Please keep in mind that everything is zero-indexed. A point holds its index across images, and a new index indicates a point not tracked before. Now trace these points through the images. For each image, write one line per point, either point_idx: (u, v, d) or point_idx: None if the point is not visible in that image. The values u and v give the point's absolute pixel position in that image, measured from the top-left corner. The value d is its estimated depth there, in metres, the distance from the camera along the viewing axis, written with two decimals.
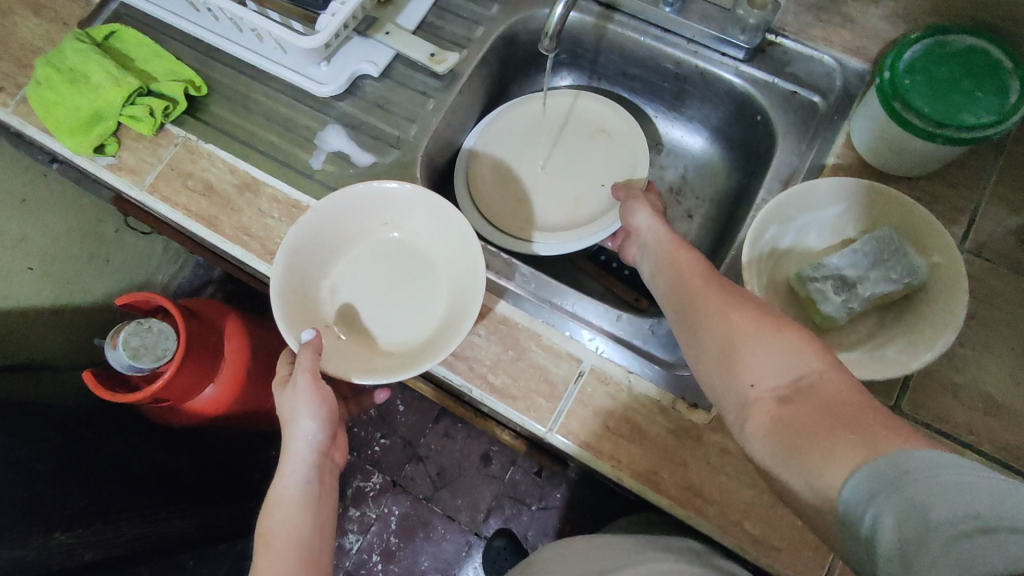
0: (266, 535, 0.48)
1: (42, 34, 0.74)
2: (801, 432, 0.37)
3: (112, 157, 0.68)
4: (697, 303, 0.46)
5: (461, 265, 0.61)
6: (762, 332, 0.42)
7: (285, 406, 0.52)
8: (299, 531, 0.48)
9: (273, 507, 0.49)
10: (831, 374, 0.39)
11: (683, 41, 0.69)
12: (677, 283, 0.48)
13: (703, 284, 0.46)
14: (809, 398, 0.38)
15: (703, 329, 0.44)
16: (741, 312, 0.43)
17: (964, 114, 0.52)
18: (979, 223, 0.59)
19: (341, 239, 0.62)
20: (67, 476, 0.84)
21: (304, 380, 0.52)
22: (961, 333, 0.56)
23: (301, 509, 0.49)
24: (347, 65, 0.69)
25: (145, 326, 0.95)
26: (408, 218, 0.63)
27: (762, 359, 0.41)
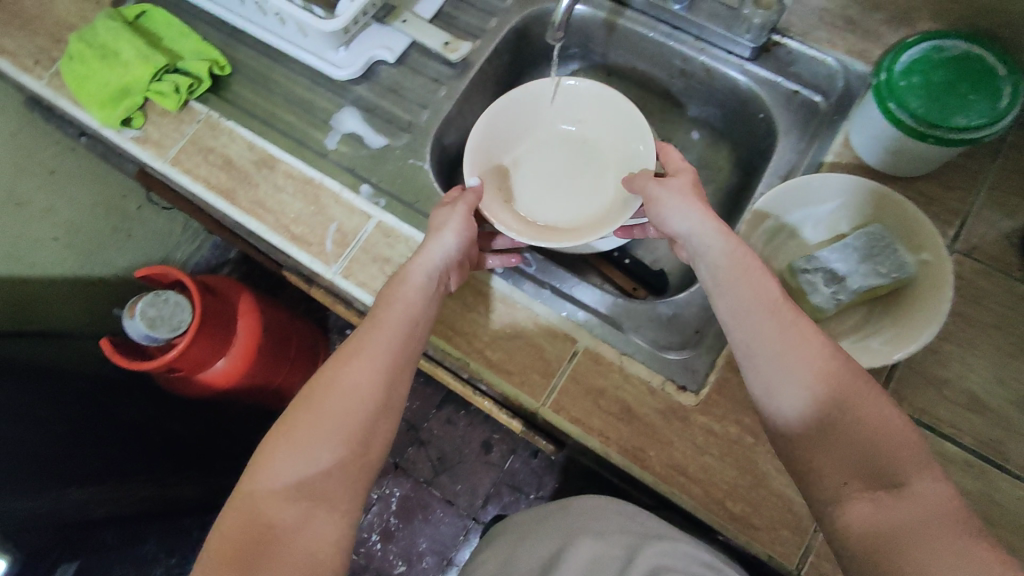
0: (383, 307, 0.54)
1: (76, 11, 0.77)
2: (898, 534, 0.40)
3: (138, 130, 0.72)
4: (783, 356, 0.47)
5: (628, 156, 0.67)
6: (861, 416, 0.45)
7: (439, 218, 0.58)
8: (410, 322, 0.54)
9: (397, 290, 0.55)
10: (929, 480, 0.42)
11: (690, 39, 0.71)
12: (749, 320, 0.49)
13: (801, 323, 0.48)
14: (908, 502, 0.42)
15: (797, 397, 0.46)
16: (836, 380, 0.46)
17: (956, 116, 0.54)
18: (972, 225, 0.61)
19: (520, 130, 0.71)
20: (79, 437, 0.87)
21: (462, 208, 0.59)
22: (948, 329, 0.57)
23: (416, 306, 0.55)
24: (364, 50, 0.72)
25: (162, 297, 0.98)
26: (580, 112, 0.71)
27: (852, 442, 0.45)
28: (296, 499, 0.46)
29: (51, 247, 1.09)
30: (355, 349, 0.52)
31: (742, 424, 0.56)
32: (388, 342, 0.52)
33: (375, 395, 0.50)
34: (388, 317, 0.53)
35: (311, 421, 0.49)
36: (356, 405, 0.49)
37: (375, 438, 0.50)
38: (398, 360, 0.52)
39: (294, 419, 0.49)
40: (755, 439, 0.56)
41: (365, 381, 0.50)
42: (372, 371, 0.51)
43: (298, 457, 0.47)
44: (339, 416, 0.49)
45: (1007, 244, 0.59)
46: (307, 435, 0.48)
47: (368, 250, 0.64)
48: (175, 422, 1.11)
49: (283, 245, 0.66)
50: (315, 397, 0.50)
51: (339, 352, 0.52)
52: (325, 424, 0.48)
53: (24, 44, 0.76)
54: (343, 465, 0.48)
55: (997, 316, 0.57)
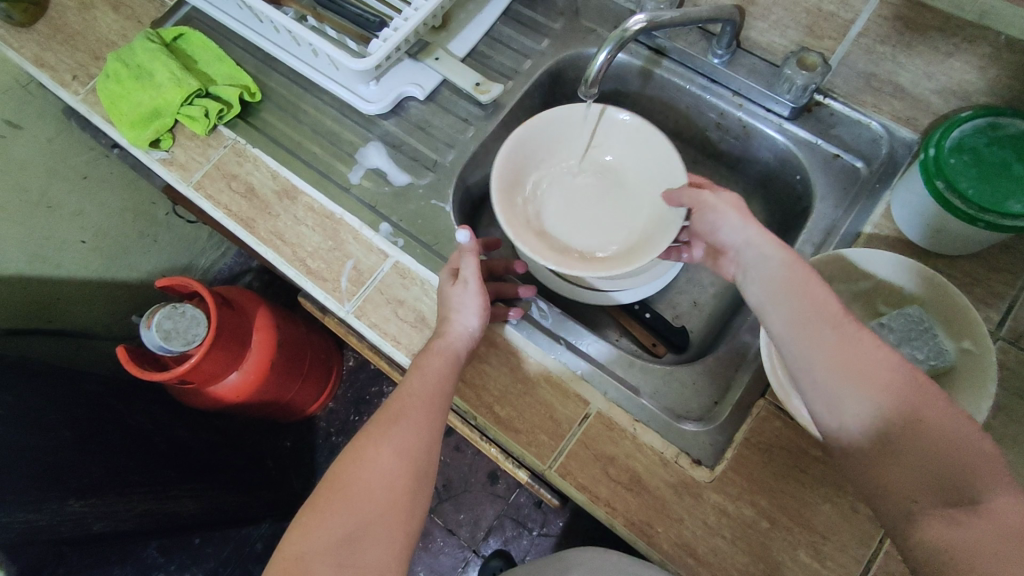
0: (419, 366, 0.53)
1: (118, 29, 0.78)
2: (976, 563, 0.34)
3: (165, 152, 0.72)
4: (837, 369, 0.41)
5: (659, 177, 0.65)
6: (928, 423, 0.38)
7: (452, 297, 0.56)
8: (447, 382, 0.53)
9: (433, 352, 0.54)
10: (1009, 498, 0.35)
11: (728, 93, 0.69)
12: (801, 330, 0.44)
13: (851, 330, 0.42)
14: (985, 521, 0.35)
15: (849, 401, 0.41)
16: (898, 388, 0.39)
17: (1010, 201, 0.50)
18: (1018, 311, 0.57)
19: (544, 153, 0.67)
20: (89, 444, 0.88)
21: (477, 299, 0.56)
22: (987, 422, 0.53)
23: (451, 366, 0.54)
24: (396, 86, 0.71)
25: (179, 310, 0.99)
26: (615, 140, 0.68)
27: (914, 459, 0.38)
28: (341, 563, 0.44)
29: (78, 249, 1.10)
30: (395, 412, 0.50)
31: (758, 507, 0.53)
32: (430, 402, 0.51)
33: (419, 457, 0.49)
34: (424, 378, 0.52)
35: (353, 488, 0.47)
36: (401, 467, 0.48)
37: (417, 503, 0.48)
38: (438, 420, 0.51)
39: (339, 479, 0.47)
40: (770, 525, 0.52)
41: (409, 443, 0.49)
42: (415, 430, 0.49)
43: (344, 517, 0.45)
44: (382, 479, 0.47)
45: None
46: (353, 496, 0.46)
47: (383, 290, 0.63)
48: (184, 432, 1.12)
49: (298, 279, 0.65)
50: (348, 456, 0.48)
51: (382, 413, 0.50)
52: (371, 486, 0.47)
53: (64, 59, 0.77)
54: (387, 528, 0.46)
55: None
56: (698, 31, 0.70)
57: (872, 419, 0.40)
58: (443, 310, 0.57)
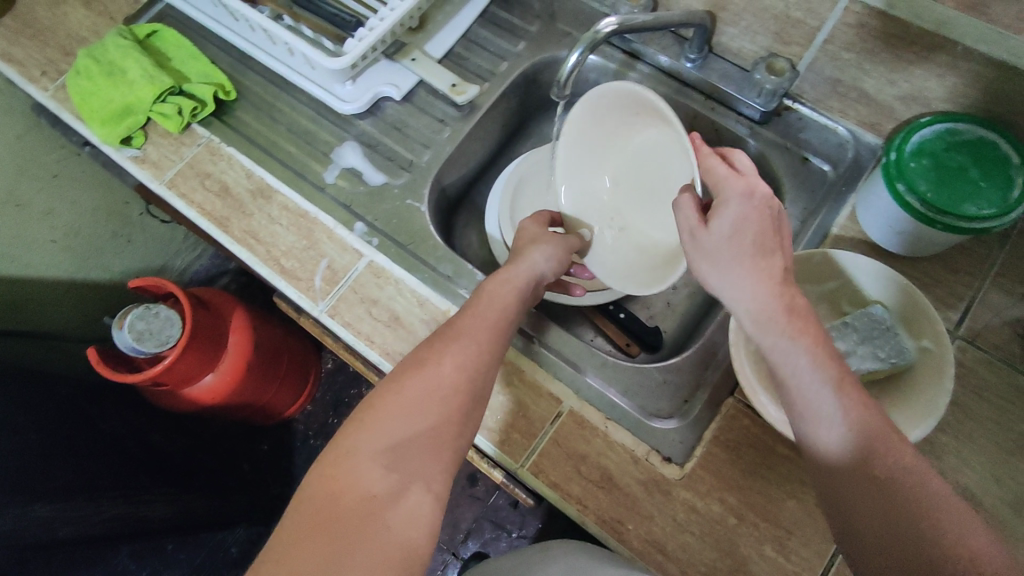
0: (487, 292, 0.55)
1: (89, 25, 0.77)
2: None
3: (137, 150, 0.71)
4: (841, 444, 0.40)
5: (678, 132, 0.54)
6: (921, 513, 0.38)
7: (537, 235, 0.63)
8: (508, 309, 0.54)
9: (499, 281, 0.56)
10: None
11: (701, 98, 0.71)
12: (807, 394, 0.42)
13: (858, 405, 0.41)
14: None
15: (840, 481, 0.41)
16: (895, 474, 0.39)
17: (966, 205, 0.52)
18: (976, 312, 0.59)
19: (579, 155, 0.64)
20: (59, 448, 0.86)
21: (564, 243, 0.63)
22: (945, 419, 0.55)
23: (515, 295, 0.56)
24: (372, 86, 0.71)
25: (153, 311, 0.98)
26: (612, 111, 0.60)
27: (901, 543, 0.38)
28: (389, 465, 0.43)
29: (48, 249, 1.08)
30: (459, 327, 0.51)
31: (726, 504, 0.54)
32: (494, 328, 0.52)
33: (475, 378, 0.49)
34: (490, 302, 0.54)
35: (412, 391, 0.46)
36: (458, 380, 0.48)
37: (469, 422, 0.48)
38: (498, 344, 0.52)
39: (400, 383, 0.47)
40: (738, 521, 0.53)
41: (468, 360, 0.49)
42: (477, 348, 0.50)
43: (399, 424, 0.45)
44: (440, 392, 0.47)
45: (1012, 334, 0.57)
46: (412, 399, 0.46)
47: (357, 290, 0.63)
48: (159, 435, 1.11)
49: (272, 278, 0.65)
50: (412, 363, 0.48)
51: (446, 328, 0.51)
52: (428, 393, 0.46)
53: (34, 54, 0.76)
54: (439, 443, 0.45)
55: (998, 412, 0.55)
56: (670, 35, 0.70)
57: (869, 499, 0.39)
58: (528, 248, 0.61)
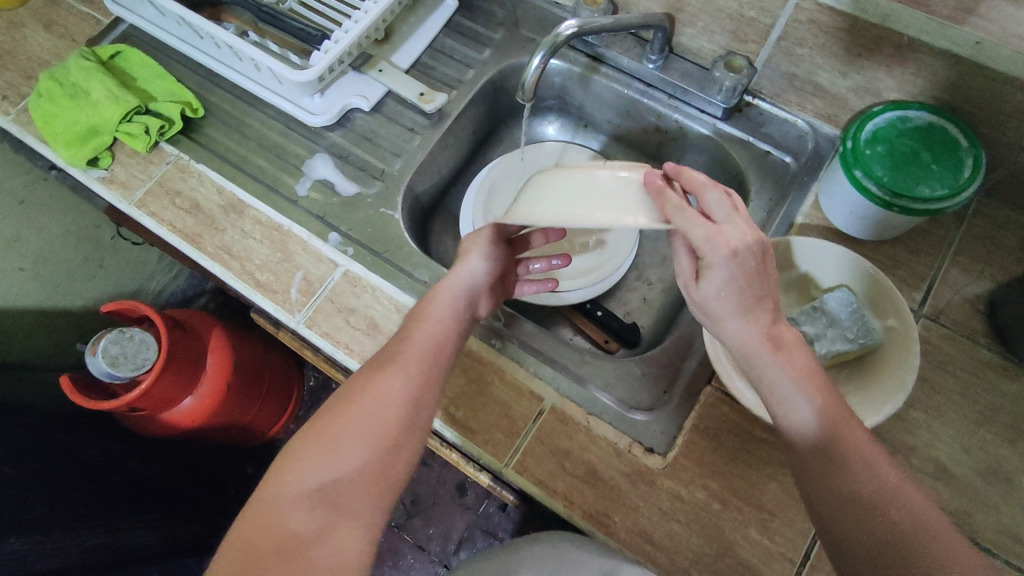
0: (425, 313, 0.53)
1: (50, 48, 0.77)
2: None
3: (104, 170, 0.70)
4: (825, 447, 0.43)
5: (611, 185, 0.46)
6: (892, 499, 0.42)
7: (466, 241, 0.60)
8: (444, 329, 0.53)
9: (433, 299, 0.55)
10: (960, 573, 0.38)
11: (664, 96, 0.72)
12: (790, 401, 0.45)
13: (837, 407, 0.45)
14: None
15: (817, 497, 0.43)
16: (871, 470, 0.42)
17: (921, 186, 0.54)
18: (937, 291, 0.61)
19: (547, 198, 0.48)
20: (32, 479, 0.85)
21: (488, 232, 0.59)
22: (914, 395, 0.57)
23: (452, 315, 0.54)
24: (340, 98, 0.72)
25: (127, 334, 0.97)
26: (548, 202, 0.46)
27: (878, 528, 0.41)
28: (312, 509, 0.43)
29: (16, 278, 1.06)
30: (387, 357, 0.50)
31: (710, 490, 0.55)
32: (427, 356, 0.51)
33: (405, 407, 0.48)
34: (425, 324, 0.53)
35: (339, 429, 0.46)
36: (387, 412, 0.47)
37: (402, 450, 0.47)
38: (432, 369, 0.51)
39: (325, 423, 0.47)
40: (723, 507, 0.54)
41: (396, 391, 0.48)
42: (405, 377, 0.49)
43: (322, 465, 0.45)
44: (369, 429, 0.46)
45: (971, 310, 0.60)
46: (337, 437, 0.46)
47: (334, 300, 0.63)
48: (138, 460, 1.09)
49: (247, 292, 0.64)
50: (340, 399, 0.48)
51: (374, 359, 0.51)
52: (355, 429, 0.46)
53: None
54: (366, 478, 0.45)
55: (963, 385, 0.57)
56: (631, 38, 0.73)
57: (847, 492, 0.42)
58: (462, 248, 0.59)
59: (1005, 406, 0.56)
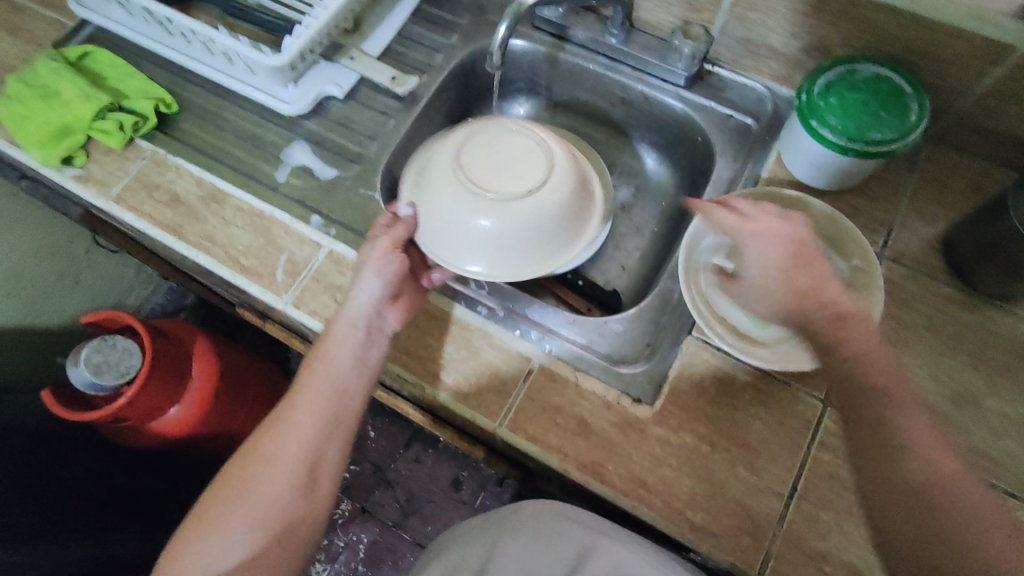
0: (316, 363, 0.57)
1: (17, 53, 0.76)
2: None
3: (80, 169, 0.70)
4: (891, 437, 0.43)
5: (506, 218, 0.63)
6: (952, 491, 0.41)
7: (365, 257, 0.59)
8: (341, 378, 0.57)
9: (329, 342, 0.58)
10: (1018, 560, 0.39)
11: (628, 69, 0.75)
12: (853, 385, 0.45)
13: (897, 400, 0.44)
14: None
15: (878, 484, 0.43)
16: (933, 464, 0.42)
17: (872, 131, 0.57)
18: (898, 234, 0.64)
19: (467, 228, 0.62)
20: (19, 493, 0.84)
21: (385, 243, 0.60)
22: (883, 330, 0.60)
23: (351, 353, 0.57)
24: (313, 86, 0.73)
25: (110, 343, 0.97)
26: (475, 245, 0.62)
27: (935, 520, 0.41)
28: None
29: None
30: (283, 415, 0.56)
31: (698, 433, 0.57)
32: (321, 413, 0.56)
33: (303, 465, 0.55)
34: (319, 375, 0.57)
35: (245, 497, 0.53)
36: (286, 472, 0.54)
37: (306, 503, 0.55)
38: (329, 423, 0.56)
39: (232, 491, 0.54)
40: (711, 448, 0.56)
41: (292, 451, 0.55)
42: (299, 437, 0.55)
43: (228, 536, 0.52)
44: (274, 483, 0.54)
45: (929, 249, 0.63)
46: (244, 505, 0.53)
47: (319, 279, 0.64)
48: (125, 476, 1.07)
49: (232, 278, 0.65)
50: (247, 459, 0.55)
51: (273, 418, 0.57)
52: (259, 494, 0.53)
53: None
54: (272, 538, 0.53)
55: (927, 318, 0.60)
56: (592, 15, 0.76)
57: (904, 484, 0.42)
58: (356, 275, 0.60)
59: (966, 335, 0.59)
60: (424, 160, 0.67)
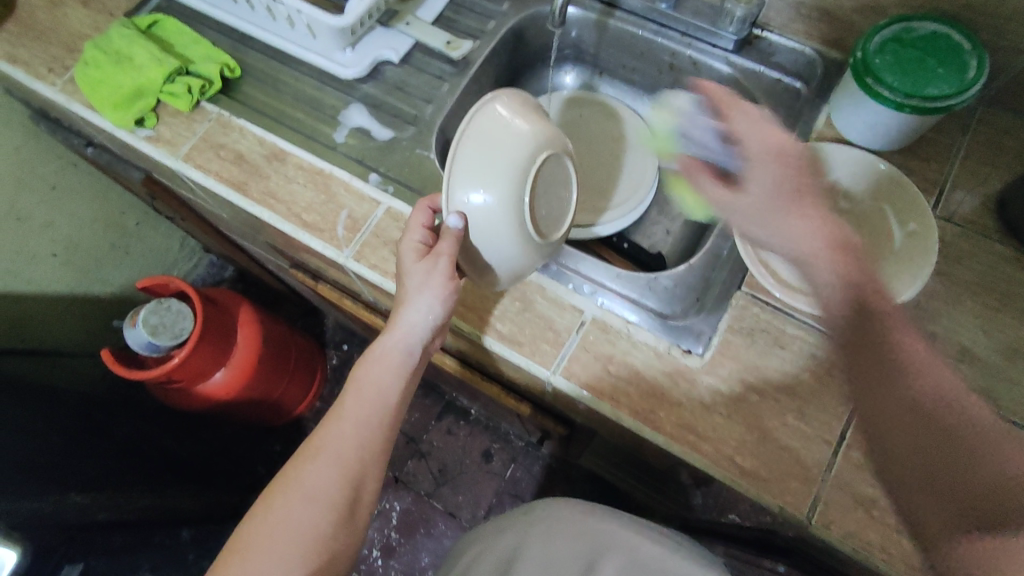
0: (359, 386, 0.56)
1: (89, 22, 0.80)
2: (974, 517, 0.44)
3: (150, 130, 0.74)
4: (900, 352, 0.49)
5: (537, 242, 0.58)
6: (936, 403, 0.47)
7: (418, 274, 0.55)
8: (384, 403, 0.56)
9: (375, 362, 0.57)
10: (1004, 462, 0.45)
11: (677, 35, 0.76)
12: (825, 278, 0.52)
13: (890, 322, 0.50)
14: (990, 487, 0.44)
15: (875, 411, 0.49)
16: (922, 380, 0.48)
17: (928, 87, 0.58)
18: (949, 194, 0.65)
19: (500, 238, 0.55)
20: (79, 449, 0.86)
21: (446, 268, 0.55)
22: (933, 287, 0.61)
23: (396, 376, 0.57)
24: (371, 51, 0.76)
25: (164, 305, 0.99)
26: (506, 256, 0.56)
27: (914, 426, 0.47)
28: None
29: (49, 263, 1.09)
30: (320, 442, 0.55)
31: (747, 384, 0.58)
32: (363, 442, 0.55)
33: (342, 497, 0.53)
34: (360, 399, 0.56)
35: (278, 530, 0.52)
36: (325, 505, 0.53)
37: (341, 538, 0.54)
38: (368, 451, 0.55)
39: (264, 523, 0.52)
40: (761, 398, 0.58)
41: (330, 484, 0.53)
42: (338, 467, 0.54)
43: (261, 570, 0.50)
44: (313, 518, 0.52)
45: (981, 209, 0.64)
46: (277, 538, 0.51)
47: (378, 234, 0.67)
48: (172, 440, 1.11)
49: (295, 232, 0.68)
50: (279, 489, 0.53)
51: (308, 444, 0.55)
52: (295, 527, 0.52)
53: (37, 53, 0.78)
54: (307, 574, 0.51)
55: (978, 276, 0.61)
56: None
57: (915, 400, 0.48)
58: (404, 288, 0.57)
59: (1018, 293, 0.60)
60: (477, 146, 0.54)
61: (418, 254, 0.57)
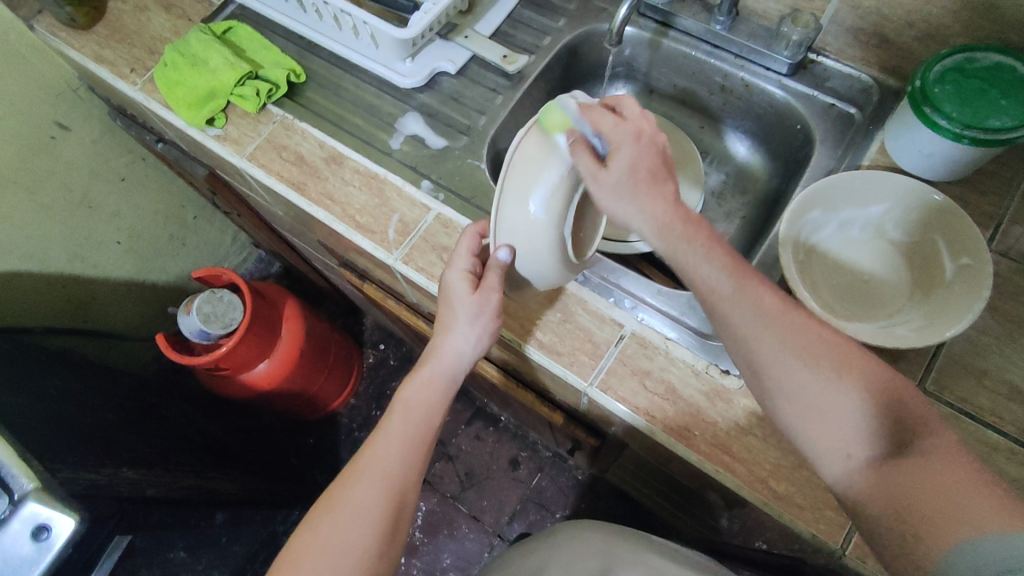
0: (405, 404, 0.59)
1: (170, 27, 0.86)
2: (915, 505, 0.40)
3: (219, 130, 0.78)
4: (780, 339, 0.46)
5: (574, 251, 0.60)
6: (822, 377, 0.45)
7: (467, 306, 0.58)
8: (426, 420, 0.58)
9: (422, 383, 0.59)
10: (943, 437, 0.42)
11: (731, 57, 0.76)
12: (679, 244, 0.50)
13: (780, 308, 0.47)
14: (925, 465, 0.41)
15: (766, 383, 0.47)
16: (852, 364, 0.45)
17: (990, 119, 0.57)
18: (1007, 227, 0.63)
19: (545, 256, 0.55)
20: (125, 432, 0.89)
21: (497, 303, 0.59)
22: (986, 323, 0.59)
23: (438, 396, 0.60)
24: (429, 62, 0.79)
25: (217, 295, 1.04)
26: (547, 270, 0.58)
27: (809, 391, 0.45)
28: None
29: (113, 249, 1.16)
30: (365, 462, 0.55)
31: None
32: (408, 458, 0.56)
33: (388, 512, 0.54)
34: (405, 417, 0.58)
35: (327, 546, 0.51)
36: (371, 521, 0.53)
37: (385, 556, 0.53)
38: (411, 467, 0.56)
39: (312, 539, 0.52)
40: None
41: (375, 498, 0.54)
42: (384, 482, 0.54)
43: None
44: (361, 532, 0.52)
45: None
46: (325, 553, 0.51)
47: (427, 238, 0.69)
48: (212, 425, 1.15)
49: (348, 233, 0.71)
50: (325, 506, 0.54)
51: (352, 462, 0.56)
52: (343, 541, 0.51)
53: (121, 54, 0.84)
54: None
55: None
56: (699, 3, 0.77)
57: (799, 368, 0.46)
58: (449, 315, 0.60)
59: None
60: (522, 171, 0.53)
61: (468, 285, 0.60)
